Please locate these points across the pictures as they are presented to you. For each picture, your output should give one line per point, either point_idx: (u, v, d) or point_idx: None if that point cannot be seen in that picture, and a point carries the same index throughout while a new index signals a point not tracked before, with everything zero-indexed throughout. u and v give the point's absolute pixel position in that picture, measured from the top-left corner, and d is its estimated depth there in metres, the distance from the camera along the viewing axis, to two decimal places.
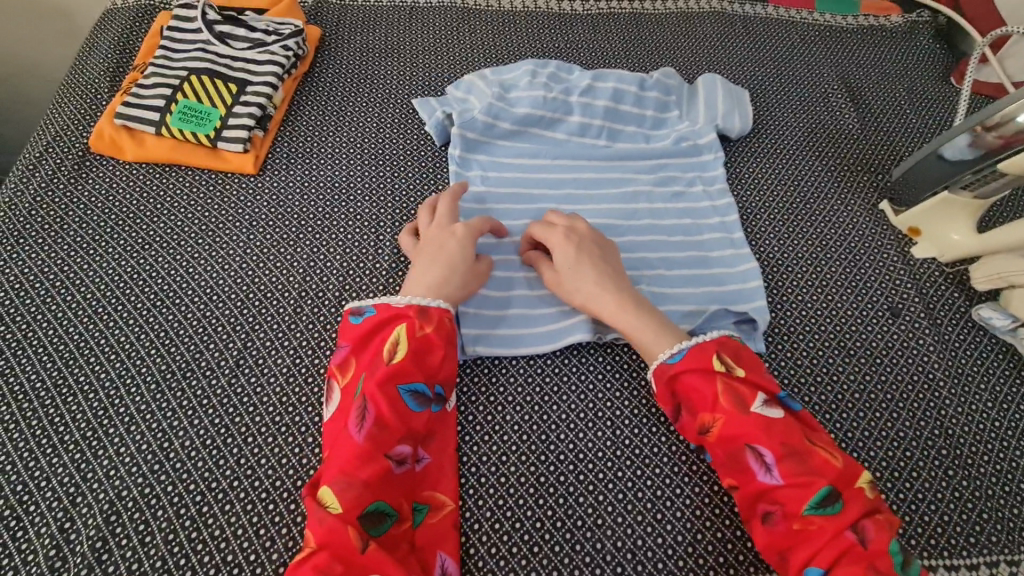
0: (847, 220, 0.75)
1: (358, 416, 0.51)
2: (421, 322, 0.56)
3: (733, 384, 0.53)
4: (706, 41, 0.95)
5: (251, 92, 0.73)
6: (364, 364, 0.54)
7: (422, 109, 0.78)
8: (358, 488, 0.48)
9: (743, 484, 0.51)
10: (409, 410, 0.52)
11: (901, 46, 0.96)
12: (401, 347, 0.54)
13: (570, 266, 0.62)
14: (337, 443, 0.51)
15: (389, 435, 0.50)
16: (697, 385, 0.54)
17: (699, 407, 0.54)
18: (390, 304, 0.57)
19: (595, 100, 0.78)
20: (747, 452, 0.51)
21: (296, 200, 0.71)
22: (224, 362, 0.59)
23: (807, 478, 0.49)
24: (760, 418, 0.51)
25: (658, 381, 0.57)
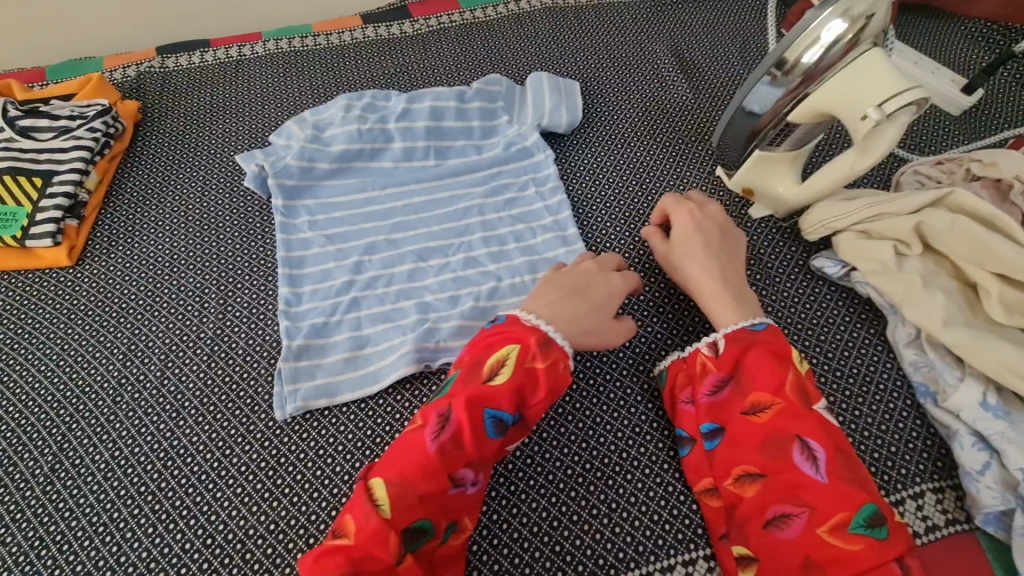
0: (683, 194, 0.75)
1: (438, 423, 0.50)
2: (537, 356, 0.53)
3: (802, 383, 0.52)
4: (539, 37, 0.94)
5: (57, 182, 0.71)
6: (466, 369, 0.53)
7: (246, 164, 0.74)
8: (412, 502, 0.48)
9: (774, 474, 0.49)
10: (484, 437, 0.50)
11: (732, 5, 0.96)
12: (508, 369, 0.52)
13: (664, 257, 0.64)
14: (411, 439, 0.51)
15: (458, 456, 0.49)
16: (762, 365, 0.53)
17: (762, 387, 0.52)
18: (525, 320, 0.55)
19: (415, 122, 0.77)
20: (797, 446, 0.49)
21: (118, 283, 0.68)
22: (40, 471, 0.57)
23: (854, 487, 0.47)
24: (820, 418, 0.50)
25: (728, 346, 0.55)
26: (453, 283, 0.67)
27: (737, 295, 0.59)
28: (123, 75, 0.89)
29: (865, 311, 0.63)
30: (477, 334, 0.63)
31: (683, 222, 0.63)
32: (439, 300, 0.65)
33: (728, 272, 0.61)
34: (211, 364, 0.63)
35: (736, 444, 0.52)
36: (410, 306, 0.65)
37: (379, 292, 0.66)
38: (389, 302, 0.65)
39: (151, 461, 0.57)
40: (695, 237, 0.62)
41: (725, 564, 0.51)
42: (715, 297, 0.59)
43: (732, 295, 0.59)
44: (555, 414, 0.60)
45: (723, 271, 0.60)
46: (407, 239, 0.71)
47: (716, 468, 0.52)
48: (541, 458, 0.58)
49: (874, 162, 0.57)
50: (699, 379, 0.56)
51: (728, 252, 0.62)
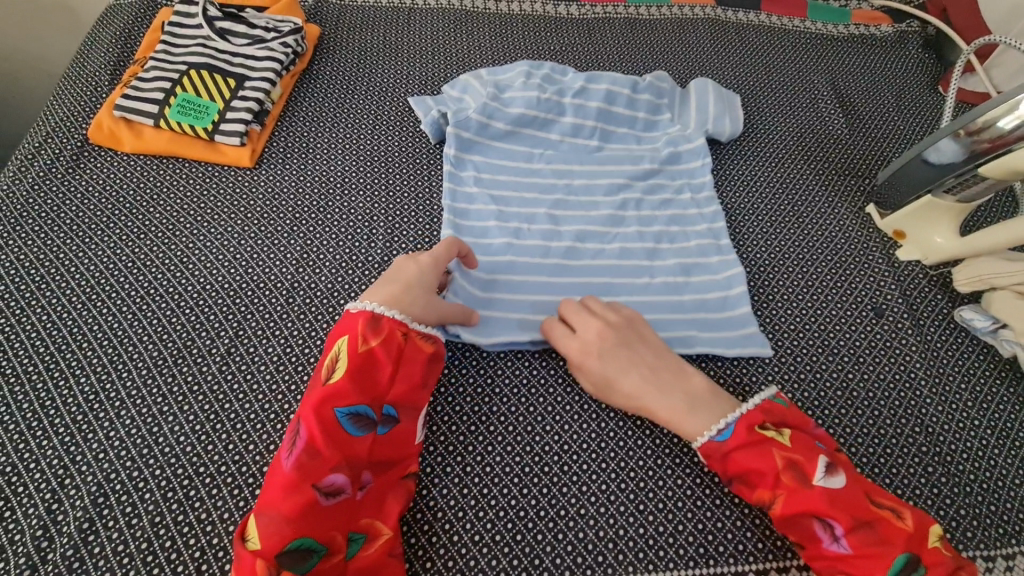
0: (834, 224, 0.76)
1: (293, 438, 0.49)
2: (368, 336, 0.54)
3: (789, 458, 0.51)
4: (700, 46, 0.96)
5: (249, 87, 0.74)
6: (312, 380, 0.53)
7: (418, 108, 0.79)
8: (283, 524, 0.45)
9: (806, 548, 0.50)
10: (343, 435, 0.50)
11: (889, 54, 0.98)
12: (342, 363, 0.53)
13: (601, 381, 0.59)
14: (274, 468, 0.49)
15: (321, 463, 0.48)
16: (751, 466, 0.52)
17: (759, 484, 0.52)
18: (359, 314, 0.55)
19: (588, 102, 0.79)
20: (816, 527, 0.49)
21: (292, 194, 0.71)
22: (216, 350, 0.60)
23: (879, 550, 0.48)
24: (824, 493, 0.49)
25: (707, 462, 0.55)
26: (608, 270, 0.70)
27: (684, 401, 0.56)
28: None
29: (1008, 369, 0.65)
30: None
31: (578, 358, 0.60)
32: (594, 284, 0.68)
33: (663, 384, 0.57)
34: None
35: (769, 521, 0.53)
36: (566, 284, 0.68)
37: (537, 262, 0.69)
38: (546, 275, 0.68)
39: (320, 364, 0.60)
40: (611, 357, 0.58)
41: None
42: (669, 411, 0.56)
43: (683, 405, 0.56)
44: None
45: (658, 389, 0.57)
46: (567, 218, 0.73)
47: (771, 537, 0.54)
48: (688, 440, 0.59)
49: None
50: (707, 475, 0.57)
51: (644, 352, 0.59)
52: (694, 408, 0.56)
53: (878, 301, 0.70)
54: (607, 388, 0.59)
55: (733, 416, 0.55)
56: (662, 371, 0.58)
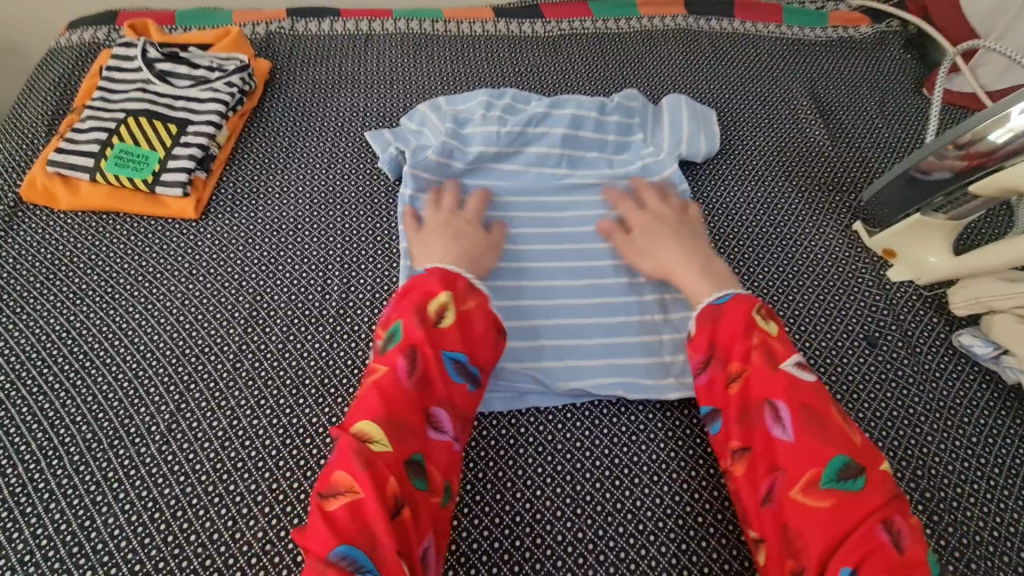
0: (821, 247, 0.72)
1: (407, 361, 0.52)
2: (467, 297, 0.56)
3: (767, 343, 0.53)
4: (672, 59, 0.92)
5: (191, 132, 0.70)
6: (408, 317, 0.54)
7: (376, 143, 0.75)
8: (407, 438, 0.48)
9: (755, 444, 0.50)
10: (450, 378, 0.52)
11: (871, 57, 0.94)
12: (451, 312, 0.54)
13: (647, 233, 0.68)
14: (381, 380, 0.51)
15: (431, 394, 0.51)
16: (732, 339, 0.54)
17: (732, 356, 0.53)
18: (443, 268, 0.58)
19: (553, 128, 0.75)
20: (767, 413, 0.50)
21: (241, 245, 0.67)
22: (156, 427, 0.55)
23: (825, 448, 0.47)
24: (789, 380, 0.51)
25: (699, 326, 0.57)
26: (582, 310, 0.65)
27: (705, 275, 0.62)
28: (253, 33, 0.88)
29: (1012, 399, 0.61)
30: (602, 373, 0.61)
31: (639, 216, 0.69)
32: (567, 326, 0.64)
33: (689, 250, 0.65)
34: (332, 345, 0.61)
35: (727, 419, 0.53)
36: (536, 329, 0.63)
37: (504, 307, 0.65)
38: (513, 320, 0.64)
39: (269, 436, 0.55)
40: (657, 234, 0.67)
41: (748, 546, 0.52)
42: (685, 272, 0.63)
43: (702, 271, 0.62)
44: (684, 456, 0.58)
45: (688, 251, 0.65)
46: (536, 255, 0.68)
47: (722, 447, 0.53)
48: (671, 501, 0.55)
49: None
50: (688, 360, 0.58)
51: (692, 238, 0.66)
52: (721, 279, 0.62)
53: (870, 330, 0.65)
54: (641, 250, 0.67)
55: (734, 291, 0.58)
56: (700, 252, 0.65)
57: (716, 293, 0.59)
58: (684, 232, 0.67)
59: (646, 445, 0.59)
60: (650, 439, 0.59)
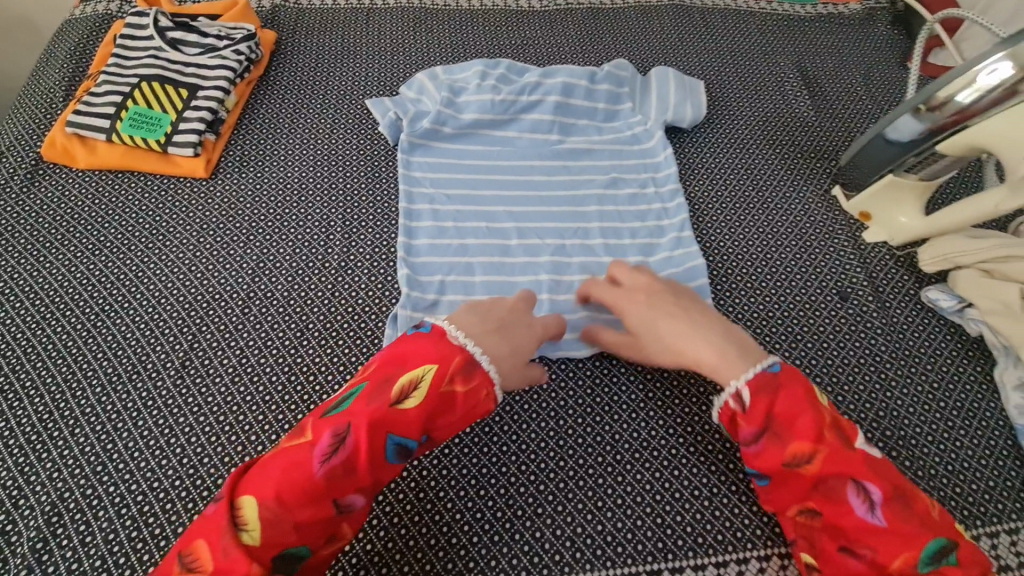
0: (800, 210, 0.75)
1: (335, 440, 0.47)
2: (454, 378, 0.51)
3: (835, 421, 0.51)
4: (664, 33, 0.95)
5: (202, 97, 0.74)
6: (374, 386, 0.50)
7: (376, 110, 0.79)
8: (287, 529, 0.45)
9: (832, 516, 0.48)
10: (383, 462, 0.48)
11: (858, 32, 0.97)
12: (420, 393, 0.50)
13: (647, 321, 0.59)
14: (292, 455, 0.47)
15: (348, 481, 0.47)
16: (798, 412, 0.51)
17: (801, 433, 0.50)
18: (450, 338, 0.53)
19: (546, 96, 0.79)
20: (850, 488, 0.48)
21: (249, 203, 0.71)
22: (170, 364, 0.59)
23: (913, 526, 0.46)
24: (865, 458, 0.49)
25: (755, 396, 0.52)
26: (568, 267, 0.68)
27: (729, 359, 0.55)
28: (260, 6, 0.92)
29: (975, 348, 0.64)
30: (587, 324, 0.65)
31: (628, 304, 0.61)
32: (554, 282, 0.67)
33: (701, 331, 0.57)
34: (333, 294, 0.65)
35: (785, 485, 0.51)
36: (525, 283, 0.67)
37: (494, 262, 0.68)
38: (503, 274, 0.67)
39: (275, 372, 0.59)
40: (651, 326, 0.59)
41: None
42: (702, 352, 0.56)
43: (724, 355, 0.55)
44: (661, 395, 0.62)
45: (709, 331, 0.57)
46: (526, 216, 0.72)
47: (782, 505, 0.51)
48: (647, 435, 0.59)
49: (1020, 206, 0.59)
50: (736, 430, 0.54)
51: (693, 308, 0.59)
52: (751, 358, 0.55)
53: (843, 285, 0.69)
54: (649, 336, 0.59)
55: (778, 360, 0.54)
56: (714, 324, 0.58)
57: (750, 377, 0.53)
58: (688, 304, 0.60)
59: (626, 386, 0.62)
60: (629, 380, 0.63)
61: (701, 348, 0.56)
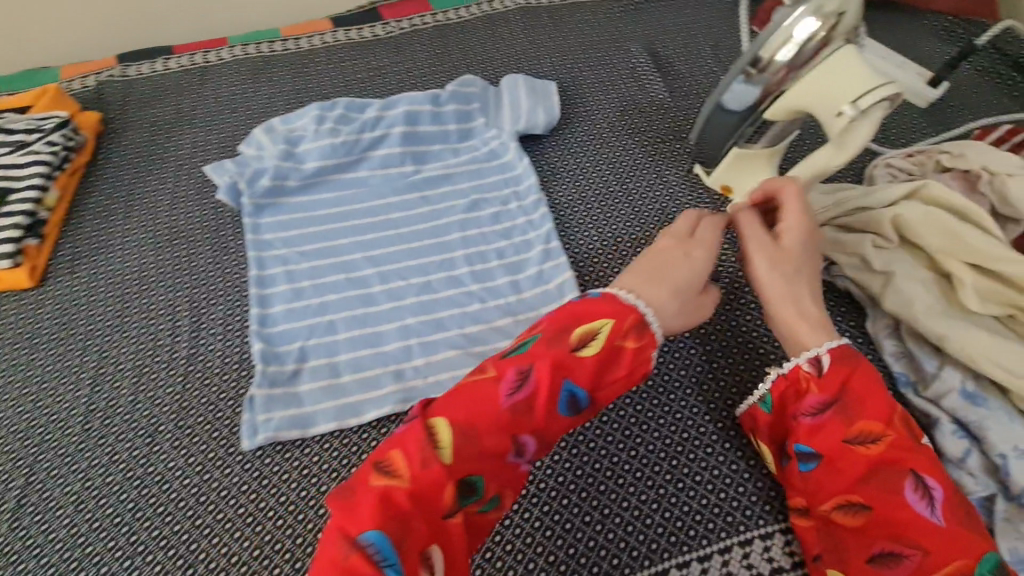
0: (665, 195, 0.74)
1: (519, 376, 0.46)
2: (630, 334, 0.48)
3: (907, 415, 0.47)
4: (514, 39, 0.94)
5: (14, 200, 0.68)
6: (550, 332, 0.48)
7: (215, 174, 0.74)
8: (474, 456, 0.44)
9: (881, 509, 0.44)
10: (556, 409, 0.47)
11: (704, 3, 0.97)
12: (598, 343, 0.47)
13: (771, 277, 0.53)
14: (456, 407, 0.46)
15: (528, 421, 0.46)
16: (874, 392, 0.47)
17: (869, 411, 0.47)
18: (620, 297, 0.50)
19: (390, 129, 0.76)
20: (908, 480, 0.44)
21: (83, 305, 0.65)
22: (5, 506, 0.54)
23: (968, 536, 0.42)
24: (932, 456, 0.46)
25: (838, 362, 0.49)
26: (435, 304, 0.65)
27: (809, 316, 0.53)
28: (83, 86, 0.86)
29: (847, 302, 0.64)
30: (460, 362, 0.61)
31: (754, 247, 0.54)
32: (422, 323, 0.64)
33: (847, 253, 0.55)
34: (185, 387, 0.60)
35: (830, 469, 0.47)
36: (391, 331, 0.63)
37: (356, 314, 0.64)
38: (367, 325, 0.64)
39: (125, 489, 0.55)
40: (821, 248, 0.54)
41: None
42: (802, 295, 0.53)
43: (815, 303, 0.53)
44: None
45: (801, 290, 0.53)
46: (387, 258, 0.69)
47: (818, 493, 0.48)
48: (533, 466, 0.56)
49: (850, 157, 0.59)
50: (798, 400, 0.50)
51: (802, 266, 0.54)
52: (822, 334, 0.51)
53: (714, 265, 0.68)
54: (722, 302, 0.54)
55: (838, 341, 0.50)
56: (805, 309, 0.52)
57: (832, 343, 0.50)
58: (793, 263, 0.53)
59: None
60: None
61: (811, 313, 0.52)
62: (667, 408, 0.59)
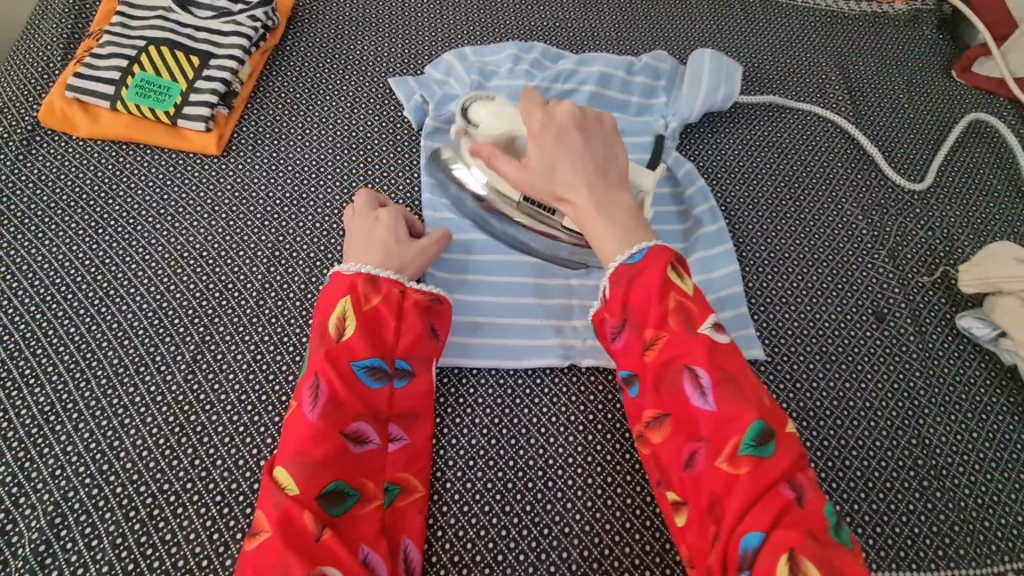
0: (838, 222, 0.73)
1: (311, 394, 0.49)
2: (370, 295, 0.54)
3: (683, 301, 0.49)
4: (703, 23, 0.90)
5: (214, 66, 0.68)
6: (314, 343, 0.52)
7: (399, 89, 0.74)
8: (312, 470, 0.46)
9: (676, 412, 0.48)
10: (364, 388, 0.51)
11: (904, 35, 0.92)
12: (350, 322, 0.52)
13: (543, 155, 0.56)
14: (292, 420, 0.49)
15: (342, 412, 0.49)
16: (647, 292, 0.50)
17: (647, 320, 0.50)
18: (343, 274, 0.56)
19: (581, 85, 0.75)
20: (684, 376, 0.47)
21: (263, 184, 0.67)
22: (181, 357, 0.56)
23: (739, 409, 0.45)
24: (707, 342, 0.48)
25: (613, 290, 0.52)
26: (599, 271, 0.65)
27: (601, 195, 0.55)
28: None
29: (1007, 378, 0.63)
30: None
31: (535, 134, 0.57)
32: (584, 286, 0.65)
33: (592, 138, 0.57)
34: None
35: (644, 391, 0.50)
36: (554, 286, 0.64)
37: (521, 261, 0.65)
38: (530, 275, 0.65)
39: (293, 371, 0.56)
40: (552, 146, 0.56)
41: (668, 512, 0.50)
42: (569, 191, 0.55)
43: (598, 196, 0.55)
44: None
45: (593, 176, 0.55)
46: None
47: (640, 414, 0.51)
48: None
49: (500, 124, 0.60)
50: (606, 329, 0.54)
51: (597, 158, 0.56)
52: (631, 221, 0.54)
53: (877, 304, 0.67)
54: (546, 172, 0.56)
55: (648, 244, 0.52)
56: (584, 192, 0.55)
57: (627, 249, 0.52)
58: (554, 140, 0.56)
59: None
60: None
61: (580, 198, 0.55)
62: (813, 433, 0.59)
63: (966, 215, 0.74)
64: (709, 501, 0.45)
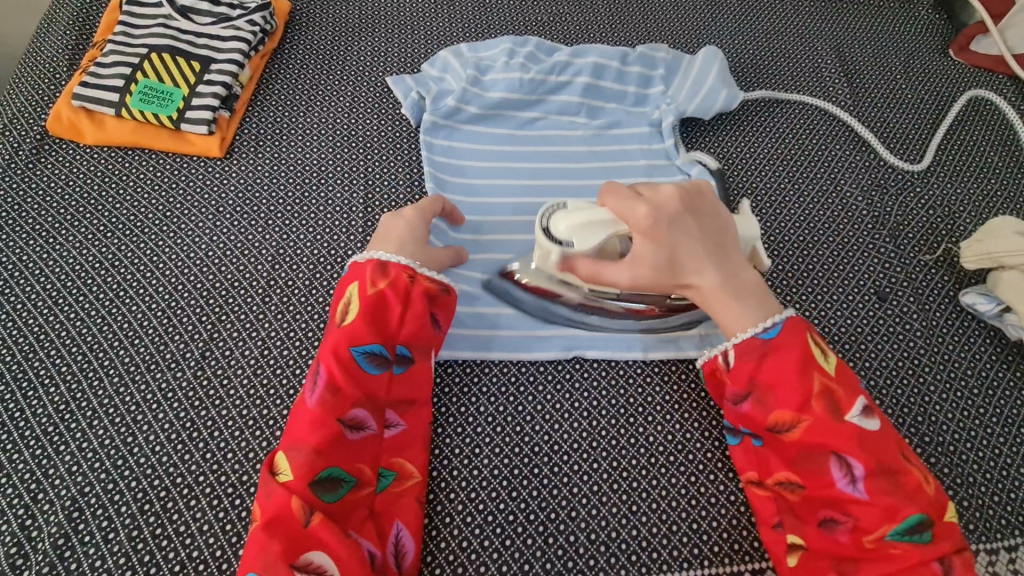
0: (838, 204, 0.73)
1: (313, 381, 0.51)
2: (376, 280, 0.54)
3: (828, 383, 0.50)
4: (698, 12, 0.90)
5: (215, 70, 0.70)
6: (325, 336, 0.54)
7: (397, 88, 0.75)
8: (306, 458, 0.47)
9: (813, 489, 0.49)
10: (363, 374, 0.51)
11: (900, 16, 0.92)
12: (354, 310, 0.53)
13: (660, 251, 0.53)
14: (297, 409, 0.51)
15: (341, 399, 0.50)
16: (783, 380, 0.50)
17: (784, 401, 0.50)
18: (358, 263, 0.56)
19: (575, 77, 0.75)
20: (828, 460, 0.48)
21: (265, 184, 0.68)
22: (190, 354, 0.57)
23: (892, 496, 0.46)
24: (856, 430, 0.48)
25: (739, 361, 0.53)
26: None
27: (727, 276, 0.54)
28: None
29: (1013, 353, 0.63)
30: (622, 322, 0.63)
31: (644, 228, 0.52)
32: None
33: (703, 218, 0.55)
34: None
35: (772, 453, 0.52)
36: None
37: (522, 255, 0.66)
38: None
39: (299, 365, 0.57)
40: (666, 235, 0.53)
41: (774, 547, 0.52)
42: (693, 277, 0.54)
43: (724, 279, 0.54)
44: (697, 397, 0.60)
45: (712, 262, 0.54)
46: None
47: (765, 469, 0.52)
48: (682, 436, 0.58)
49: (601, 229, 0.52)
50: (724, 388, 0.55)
51: (711, 236, 0.54)
52: (758, 297, 0.54)
53: (879, 283, 0.67)
54: (668, 269, 0.54)
55: (783, 318, 0.52)
56: (711, 279, 0.54)
57: (764, 327, 0.52)
58: (670, 232, 0.53)
59: (661, 388, 0.60)
60: (663, 380, 0.61)
61: (710, 283, 0.54)
62: None
63: (967, 193, 0.74)
64: (844, 564, 0.47)
